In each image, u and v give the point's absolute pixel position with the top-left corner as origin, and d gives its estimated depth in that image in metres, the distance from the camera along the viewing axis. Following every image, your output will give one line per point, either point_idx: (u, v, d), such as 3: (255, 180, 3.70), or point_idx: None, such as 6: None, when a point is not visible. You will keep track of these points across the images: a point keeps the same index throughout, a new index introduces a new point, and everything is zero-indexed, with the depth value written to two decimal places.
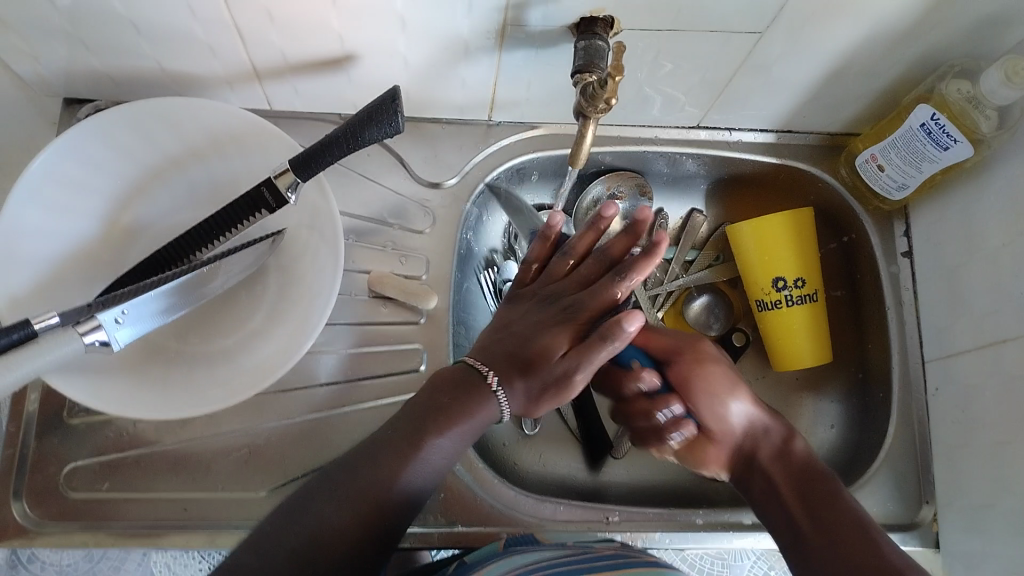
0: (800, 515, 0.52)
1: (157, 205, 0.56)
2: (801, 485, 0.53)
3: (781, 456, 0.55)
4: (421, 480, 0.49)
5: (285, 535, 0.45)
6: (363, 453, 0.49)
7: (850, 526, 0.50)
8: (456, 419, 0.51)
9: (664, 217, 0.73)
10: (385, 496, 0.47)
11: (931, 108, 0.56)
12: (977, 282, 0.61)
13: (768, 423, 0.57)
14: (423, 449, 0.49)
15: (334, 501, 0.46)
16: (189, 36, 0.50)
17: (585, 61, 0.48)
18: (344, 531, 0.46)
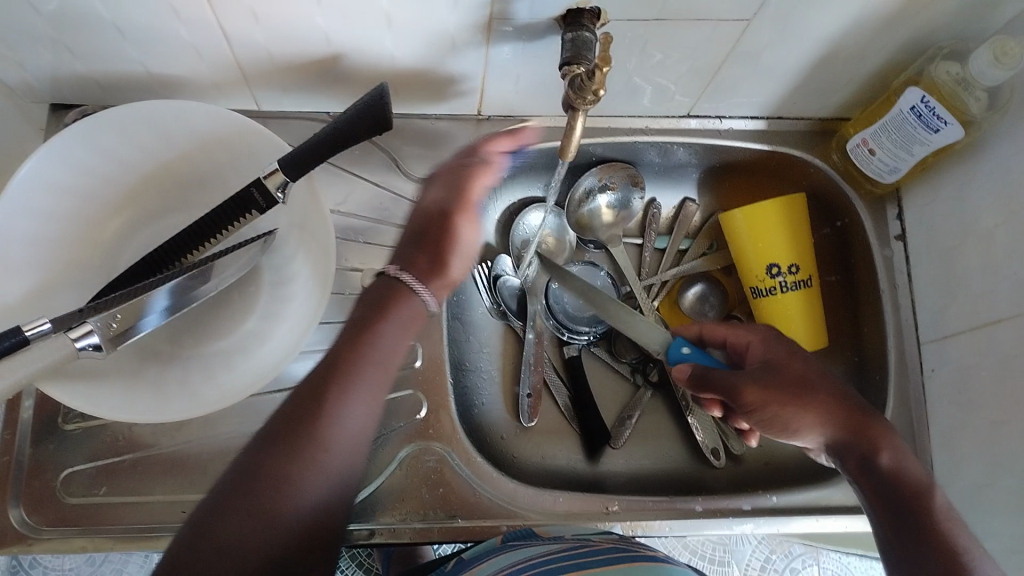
0: (896, 527, 0.49)
1: (147, 209, 0.56)
2: (894, 495, 0.50)
3: (866, 469, 0.51)
4: (346, 440, 0.48)
5: (220, 524, 0.43)
6: (266, 446, 0.46)
7: (933, 536, 0.47)
8: (367, 365, 0.50)
9: (656, 207, 0.74)
10: (294, 495, 0.45)
11: (921, 91, 0.56)
12: (970, 264, 0.61)
13: (866, 425, 0.52)
14: (341, 410, 0.48)
15: (233, 514, 0.43)
16: (175, 39, 0.50)
17: (573, 52, 0.48)
18: (283, 511, 0.44)
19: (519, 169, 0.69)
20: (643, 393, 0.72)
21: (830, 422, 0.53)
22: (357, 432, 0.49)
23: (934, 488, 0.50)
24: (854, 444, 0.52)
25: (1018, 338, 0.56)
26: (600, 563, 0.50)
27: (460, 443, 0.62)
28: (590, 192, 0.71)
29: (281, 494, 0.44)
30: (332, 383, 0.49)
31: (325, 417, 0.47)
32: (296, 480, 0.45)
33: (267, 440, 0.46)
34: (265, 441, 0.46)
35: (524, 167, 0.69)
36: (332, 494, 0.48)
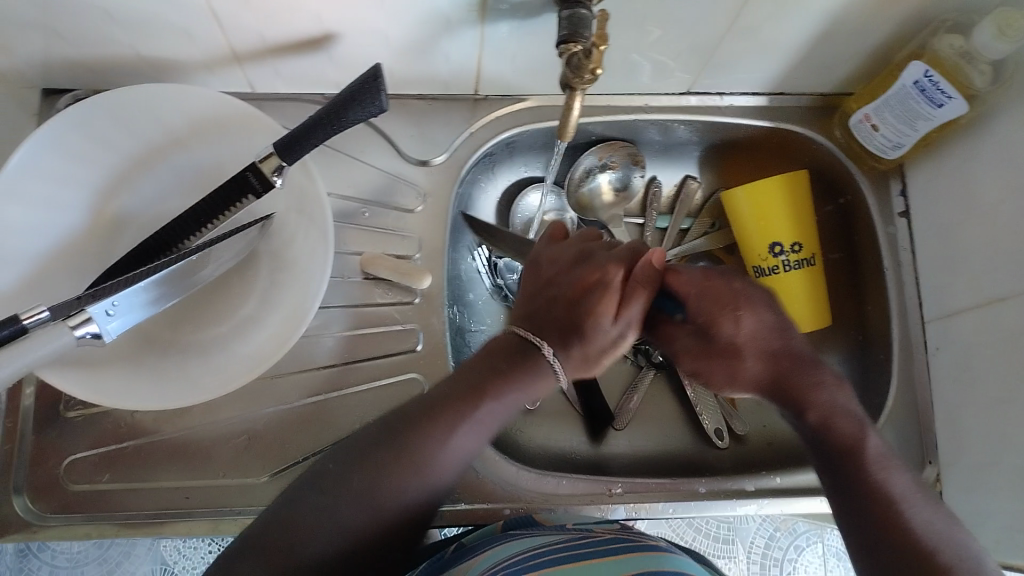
0: (836, 486, 0.50)
1: (142, 193, 0.56)
2: (832, 451, 0.50)
3: (802, 425, 0.52)
4: (459, 456, 0.48)
5: (339, 484, 0.46)
6: (393, 430, 0.48)
7: (877, 502, 0.48)
8: (508, 384, 0.49)
9: (657, 185, 0.73)
10: (402, 491, 0.46)
11: (925, 66, 0.56)
12: (974, 240, 0.61)
13: (796, 377, 0.51)
14: (461, 429, 0.48)
15: (359, 473, 0.46)
16: (166, 22, 0.49)
17: (569, 31, 0.46)
18: (395, 492, 0.46)
19: (518, 150, 0.68)
20: (645, 372, 0.72)
21: (761, 378, 0.52)
22: (461, 456, 0.48)
23: (867, 437, 0.50)
24: (789, 401, 0.51)
25: (1022, 313, 0.56)
26: (601, 554, 0.50)
27: None
28: (590, 172, 0.71)
29: (397, 484, 0.46)
30: (463, 394, 0.49)
31: (444, 430, 0.48)
32: (417, 476, 0.47)
33: (397, 420, 0.48)
34: (393, 423, 0.48)
35: (523, 148, 0.68)
36: (419, 507, 0.48)
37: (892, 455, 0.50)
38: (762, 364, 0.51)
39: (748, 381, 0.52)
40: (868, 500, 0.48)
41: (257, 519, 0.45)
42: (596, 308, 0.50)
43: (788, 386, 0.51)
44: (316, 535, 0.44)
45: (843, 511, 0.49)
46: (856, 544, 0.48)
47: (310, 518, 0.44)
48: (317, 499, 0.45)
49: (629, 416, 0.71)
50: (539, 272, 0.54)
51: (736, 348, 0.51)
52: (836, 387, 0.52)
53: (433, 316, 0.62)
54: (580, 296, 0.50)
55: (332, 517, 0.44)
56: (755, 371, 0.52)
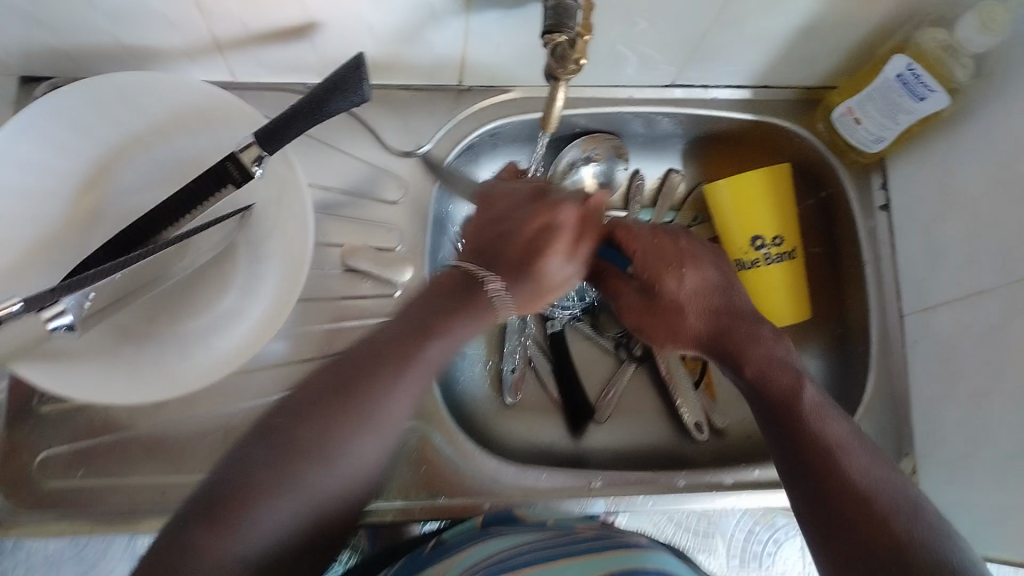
0: (774, 437, 0.49)
1: (123, 183, 0.54)
2: (771, 398, 0.50)
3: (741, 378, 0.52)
4: (391, 415, 0.44)
5: (291, 438, 0.41)
6: (333, 382, 0.43)
7: (813, 446, 0.47)
8: (448, 322, 0.47)
9: (640, 178, 0.73)
10: (349, 445, 0.42)
11: (907, 58, 0.56)
12: (953, 234, 0.61)
13: (740, 333, 0.53)
14: (396, 382, 0.44)
15: (307, 428, 0.42)
16: (146, 9, 0.48)
17: (554, 21, 0.45)
18: (350, 451, 0.42)
19: (501, 141, 0.67)
20: (627, 366, 0.72)
21: (702, 334, 0.54)
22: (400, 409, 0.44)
23: (806, 387, 0.49)
24: (728, 354, 0.53)
25: (1000, 306, 0.56)
26: (585, 553, 0.50)
27: (441, 420, 0.62)
28: (573, 164, 0.70)
29: (346, 439, 0.42)
30: (406, 340, 0.45)
31: (386, 382, 0.43)
32: (364, 431, 0.43)
33: (339, 369, 0.44)
34: (338, 374, 0.44)
35: (507, 138, 0.67)
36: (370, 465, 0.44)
37: (828, 402, 0.49)
38: (706, 317, 0.54)
39: (692, 336, 0.55)
40: (806, 446, 0.47)
41: (190, 496, 0.40)
42: (547, 246, 0.50)
43: (727, 338, 0.53)
44: (268, 499, 0.40)
45: (783, 457, 0.48)
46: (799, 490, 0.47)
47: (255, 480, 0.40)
48: (261, 459, 0.41)
49: (610, 411, 0.70)
50: (485, 209, 0.52)
51: (682, 307, 0.55)
52: (774, 341, 0.53)
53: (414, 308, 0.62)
54: (532, 234, 0.50)
55: (285, 478, 0.40)
56: (699, 325, 0.54)
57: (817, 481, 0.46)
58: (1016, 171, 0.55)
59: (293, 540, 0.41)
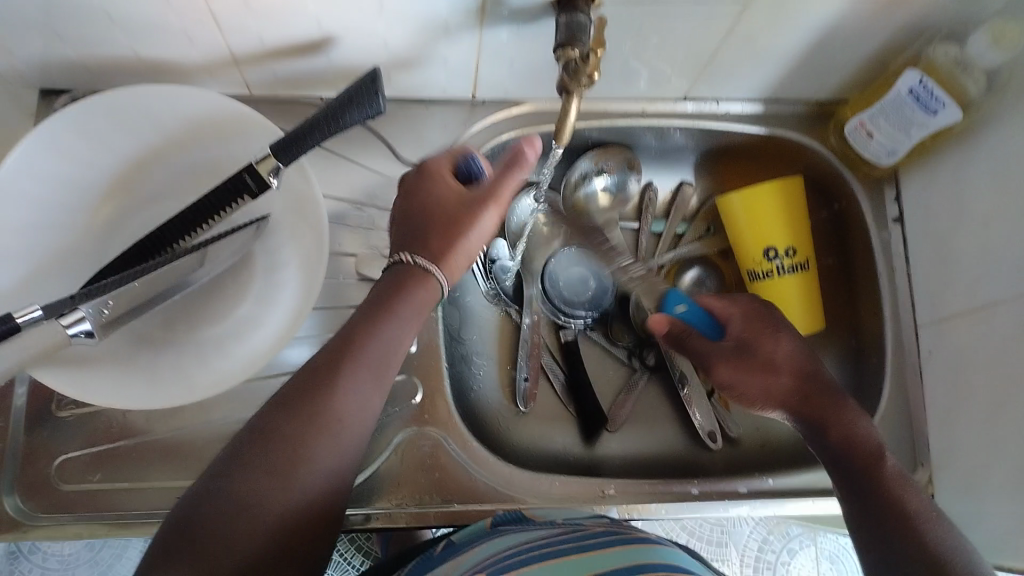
0: (854, 498, 0.51)
1: (140, 194, 0.56)
2: (856, 462, 0.51)
3: (823, 443, 0.54)
4: (351, 421, 0.45)
5: (249, 463, 0.42)
6: (291, 396, 0.44)
7: (896, 514, 0.48)
8: (394, 318, 0.48)
9: (652, 190, 0.73)
10: (311, 458, 0.43)
11: (918, 73, 0.56)
12: (967, 248, 0.61)
13: (831, 402, 0.54)
14: (351, 389, 0.45)
15: (267, 443, 0.42)
16: (166, 25, 0.49)
17: (567, 35, 0.46)
18: (312, 463, 0.43)
19: None
20: (640, 377, 0.72)
21: (791, 395, 0.55)
22: (361, 405, 0.46)
23: (889, 459, 0.51)
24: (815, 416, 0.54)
25: (1014, 321, 0.56)
26: (593, 547, 0.49)
27: (455, 427, 0.62)
28: (586, 176, 0.70)
29: (313, 439, 0.43)
30: (353, 346, 0.46)
31: (339, 389, 0.45)
32: (327, 429, 0.44)
33: (294, 387, 0.45)
34: (292, 390, 0.45)
35: (519, 150, 0.68)
36: (340, 466, 0.45)
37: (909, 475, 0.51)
38: (801, 377, 0.56)
39: (783, 397, 0.56)
40: (889, 515, 0.48)
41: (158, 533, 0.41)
42: (432, 207, 0.50)
43: (815, 401, 0.55)
44: (233, 523, 0.40)
45: (863, 515, 0.49)
46: (874, 545, 0.48)
47: (229, 493, 0.41)
48: (223, 483, 0.41)
49: (623, 420, 0.70)
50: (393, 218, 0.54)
51: (776, 365, 0.56)
52: (861, 415, 0.54)
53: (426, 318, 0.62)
54: (416, 204, 0.51)
55: (247, 501, 0.41)
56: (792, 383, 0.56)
57: (892, 535, 0.47)
58: None
59: (269, 559, 0.41)
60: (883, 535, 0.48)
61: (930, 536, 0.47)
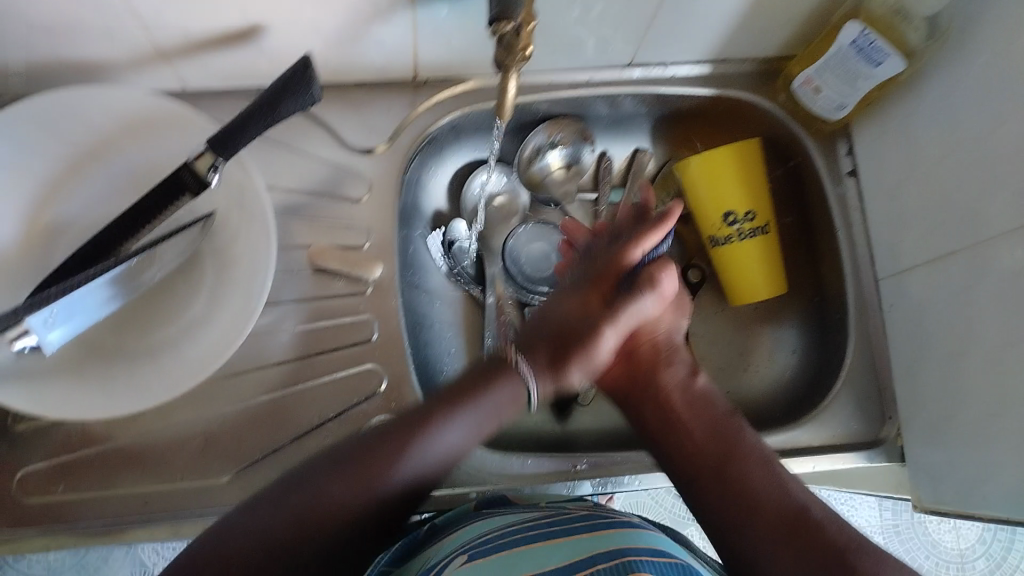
0: (687, 439, 0.53)
1: (79, 199, 0.54)
2: (703, 409, 0.55)
3: (684, 400, 0.55)
4: (417, 467, 0.47)
5: (300, 493, 0.45)
6: (368, 440, 0.47)
7: (751, 469, 0.50)
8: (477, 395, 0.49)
9: (609, 159, 0.73)
10: (361, 495, 0.45)
11: (859, 25, 0.55)
12: (919, 198, 0.61)
13: (677, 354, 0.58)
14: (424, 440, 0.47)
15: (328, 477, 0.45)
16: (84, 22, 0.48)
17: (500, 9, 0.45)
18: (357, 499, 0.45)
19: (463, 133, 0.67)
20: None
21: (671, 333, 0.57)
22: (440, 454, 0.48)
23: (738, 415, 0.55)
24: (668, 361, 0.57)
25: (970, 267, 0.56)
26: (575, 530, 0.50)
27: None
28: (540, 150, 0.70)
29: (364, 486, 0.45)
30: (437, 411, 0.48)
31: (414, 441, 0.47)
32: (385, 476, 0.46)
33: (376, 433, 0.48)
34: (377, 431, 0.48)
35: (468, 130, 0.67)
36: (394, 505, 0.47)
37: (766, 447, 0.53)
38: (667, 329, 0.58)
39: (629, 342, 0.57)
40: (743, 477, 0.50)
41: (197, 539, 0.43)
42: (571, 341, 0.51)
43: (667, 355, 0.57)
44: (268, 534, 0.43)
45: (709, 456, 0.52)
46: (719, 492, 0.50)
47: (271, 523, 0.43)
48: (273, 504, 0.44)
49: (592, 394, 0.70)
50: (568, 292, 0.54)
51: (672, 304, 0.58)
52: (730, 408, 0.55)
53: (386, 304, 0.62)
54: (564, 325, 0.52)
55: (290, 521, 0.44)
56: (654, 335, 0.57)
57: (732, 487, 0.50)
58: (977, 131, 0.55)
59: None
60: (720, 476, 0.51)
61: (775, 489, 0.49)
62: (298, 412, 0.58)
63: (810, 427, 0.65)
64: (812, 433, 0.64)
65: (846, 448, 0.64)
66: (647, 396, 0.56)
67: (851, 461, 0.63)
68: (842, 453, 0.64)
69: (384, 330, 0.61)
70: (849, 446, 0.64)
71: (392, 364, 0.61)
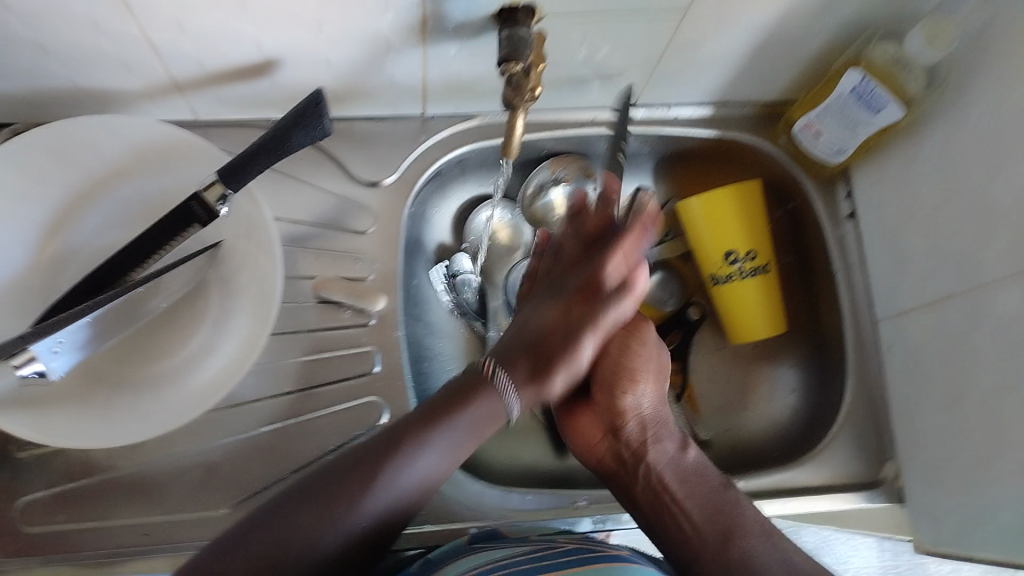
0: (684, 519, 0.52)
1: (86, 228, 0.55)
2: (695, 483, 0.53)
3: (671, 462, 0.54)
4: (402, 491, 0.45)
5: (257, 533, 0.41)
6: (339, 468, 0.44)
7: (750, 533, 0.50)
8: (455, 410, 0.47)
9: (611, 198, 0.73)
10: (337, 523, 0.42)
11: (860, 73, 0.57)
12: (916, 242, 0.62)
13: (665, 429, 0.56)
14: (405, 461, 0.45)
15: (292, 516, 0.42)
16: (104, 54, 0.49)
17: (510, 50, 0.46)
18: (330, 532, 0.42)
19: (468, 168, 0.68)
20: None
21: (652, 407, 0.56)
22: (416, 482, 0.45)
23: (730, 484, 0.54)
24: (643, 437, 0.55)
25: (966, 313, 0.57)
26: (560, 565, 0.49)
27: None
28: (544, 186, 0.71)
29: (335, 524, 0.42)
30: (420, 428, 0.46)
31: (404, 454, 0.45)
32: (361, 509, 0.43)
33: (350, 462, 0.44)
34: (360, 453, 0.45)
35: (474, 164, 0.68)
36: (368, 537, 0.44)
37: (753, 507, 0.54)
38: (653, 399, 0.56)
39: (613, 420, 0.55)
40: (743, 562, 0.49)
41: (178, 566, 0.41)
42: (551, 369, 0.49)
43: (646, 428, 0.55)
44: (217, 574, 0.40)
45: (703, 534, 0.51)
46: (720, 570, 0.49)
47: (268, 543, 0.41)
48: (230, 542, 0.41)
49: None
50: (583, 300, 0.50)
51: (659, 372, 0.57)
52: (726, 486, 0.54)
53: (389, 336, 0.62)
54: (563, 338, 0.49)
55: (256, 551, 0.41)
56: (640, 412, 0.55)
57: (729, 545, 0.50)
58: (974, 176, 0.56)
59: None
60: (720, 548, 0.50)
61: (771, 549, 0.49)
62: (299, 444, 0.58)
63: (809, 467, 0.65)
64: (811, 472, 0.65)
65: (845, 489, 0.64)
66: (639, 478, 0.54)
67: (849, 500, 0.64)
68: (840, 493, 0.64)
69: (385, 362, 0.61)
70: (848, 487, 0.64)
71: (393, 397, 0.60)
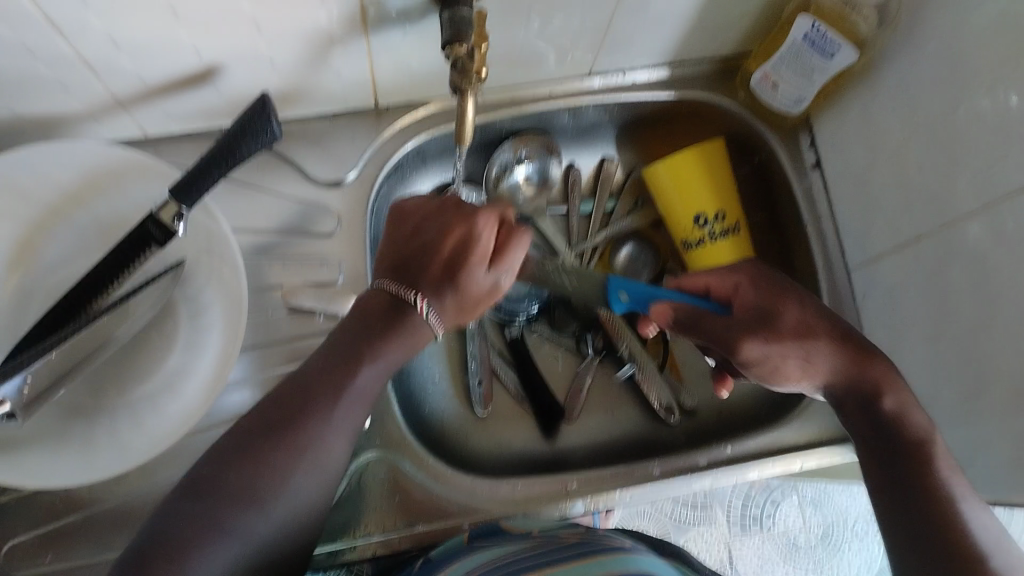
0: (883, 479, 0.50)
1: (46, 259, 0.53)
2: (890, 441, 0.50)
3: (866, 414, 0.51)
4: (339, 437, 0.46)
5: (215, 505, 0.42)
6: (266, 420, 0.45)
7: (940, 510, 0.46)
8: (374, 350, 0.47)
9: (576, 172, 0.73)
10: (281, 479, 0.44)
11: (810, 18, 0.56)
12: (883, 184, 0.62)
13: (860, 383, 0.52)
14: (335, 407, 0.46)
15: (237, 474, 0.43)
16: (38, 79, 0.47)
17: (452, 32, 0.45)
18: (282, 489, 0.44)
19: (428, 157, 0.67)
20: (590, 362, 0.71)
21: (833, 366, 0.52)
22: (346, 431, 0.46)
23: (934, 438, 0.50)
24: (844, 392, 0.52)
25: (938, 251, 0.57)
26: None
27: (410, 447, 0.59)
28: (508, 166, 0.70)
29: (282, 479, 0.44)
30: (337, 371, 0.46)
31: (325, 413, 0.45)
32: (283, 479, 0.44)
33: (270, 409, 0.45)
34: (289, 397, 0.46)
35: (434, 154, 0.67)
36: (309, 493, 0.45)
37: (956, 464, 0.50)
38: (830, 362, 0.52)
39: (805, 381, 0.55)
40: (924, 523, 0.46)
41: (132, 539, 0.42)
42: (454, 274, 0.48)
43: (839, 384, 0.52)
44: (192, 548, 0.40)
45: (882, 475, 0.50)
46: (913, 525, 0.47)
47: (214, 508, 0.42)
48: (185, 508, 0.42)
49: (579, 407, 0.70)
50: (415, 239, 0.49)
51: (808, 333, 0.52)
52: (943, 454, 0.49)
53: None
54: (446, 248, 0.48)
55: (211, 519, 0.42)
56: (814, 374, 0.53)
57: (915, 508, 0.47)
58: (933, 110, 0.56)
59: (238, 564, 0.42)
60: (912, 508, 0.47)
61: (950, 513, 0.46)
62: None
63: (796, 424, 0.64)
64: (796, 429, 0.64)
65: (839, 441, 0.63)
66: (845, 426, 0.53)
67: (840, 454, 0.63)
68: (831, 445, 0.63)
69: None
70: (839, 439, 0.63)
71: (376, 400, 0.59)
